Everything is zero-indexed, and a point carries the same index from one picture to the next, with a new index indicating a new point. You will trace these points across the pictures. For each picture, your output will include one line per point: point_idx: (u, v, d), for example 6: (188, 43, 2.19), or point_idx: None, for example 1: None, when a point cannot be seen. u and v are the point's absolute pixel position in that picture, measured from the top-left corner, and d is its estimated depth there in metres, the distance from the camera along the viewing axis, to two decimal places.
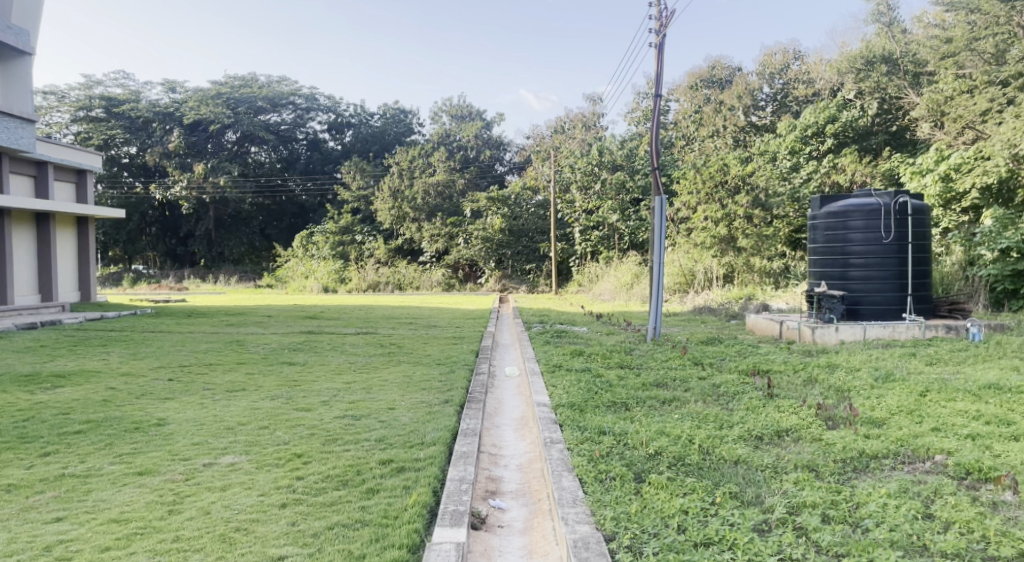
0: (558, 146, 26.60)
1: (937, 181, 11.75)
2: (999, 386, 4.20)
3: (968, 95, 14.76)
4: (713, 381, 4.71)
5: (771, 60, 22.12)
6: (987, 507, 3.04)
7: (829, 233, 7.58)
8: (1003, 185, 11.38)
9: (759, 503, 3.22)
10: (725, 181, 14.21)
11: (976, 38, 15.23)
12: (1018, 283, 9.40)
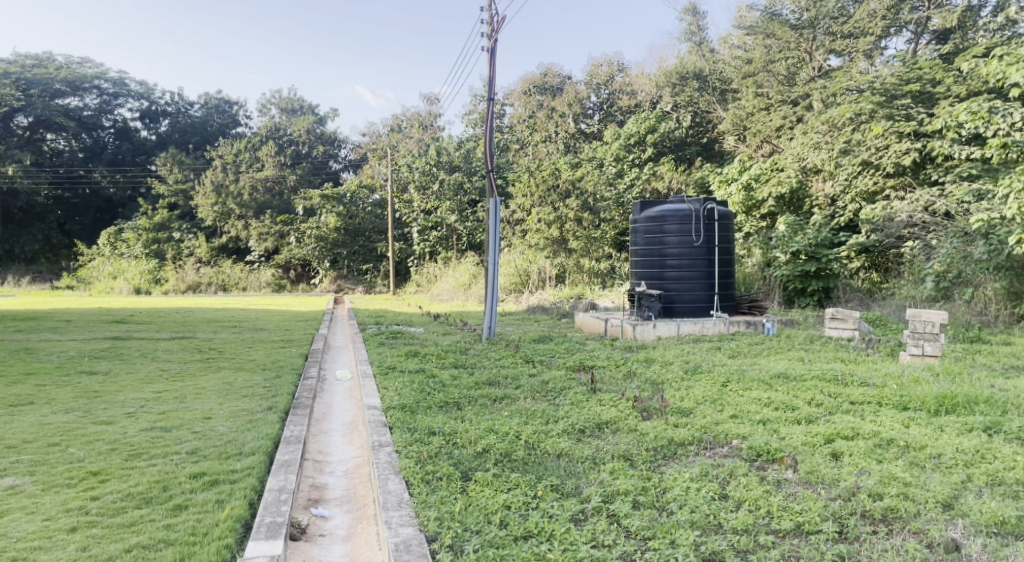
0: (396, 145, 26.58)
1: (740, 190, 12.76)
2: (788, 375, 4.69)
3: (765, 111, 16.47)
4: (542, 378, 4.87)
5: (597, 71, 22.89)
6: (772, 485, 3.39)
7: (647, 235, 8.08)
8: (794, 195, 12.52)
9: (577, 494, 3.37)
10: (557, 185, 14.88)
11: (772, 60, 17.02)
12: (806, 283, 10.53)
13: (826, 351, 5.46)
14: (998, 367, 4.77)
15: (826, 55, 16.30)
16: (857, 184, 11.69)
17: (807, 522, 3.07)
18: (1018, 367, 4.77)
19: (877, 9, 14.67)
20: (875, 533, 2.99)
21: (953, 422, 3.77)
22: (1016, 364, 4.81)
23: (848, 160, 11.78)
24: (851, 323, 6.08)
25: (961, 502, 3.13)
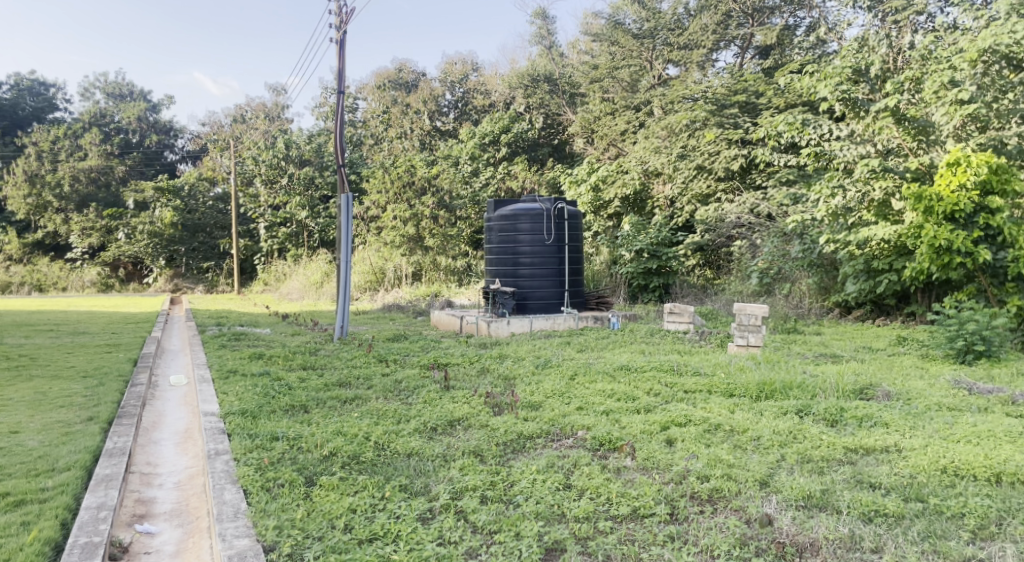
0: (238, 136, 25.39)
1: (588, 191, 13.59)
2: (630, 366, 4.94)
3: (611, 116, 17.16)
4: (396, 377, 4.83)
5: (451, 68, 22.55)
6: (613, 473, 3.55)
7: (501, 234, 8.22)
8: (638, 196, 13.52)
9: (425, 493, 3.36)
10: (412, 182, 14.93)
11: (616, 67, 17.58)
12: (648, 279, 11.26)
13: (665, 343, 5.82)
14: (808, 355, 5.31)
15: (664, 65, 17.19)
16: (693, 187, 12.50)
17: (642, 507, 3.23)
18: (825, 355, 5.32)
19: (708, 24, 16.00)
20: (702, 512, 3.21)
21: (771, 406, 4.13)
22: (824, 352, 5.38)
23: (684, 165, 12.57)
24: (686, 317, 6.48)
25: (776, 479, 3.44)
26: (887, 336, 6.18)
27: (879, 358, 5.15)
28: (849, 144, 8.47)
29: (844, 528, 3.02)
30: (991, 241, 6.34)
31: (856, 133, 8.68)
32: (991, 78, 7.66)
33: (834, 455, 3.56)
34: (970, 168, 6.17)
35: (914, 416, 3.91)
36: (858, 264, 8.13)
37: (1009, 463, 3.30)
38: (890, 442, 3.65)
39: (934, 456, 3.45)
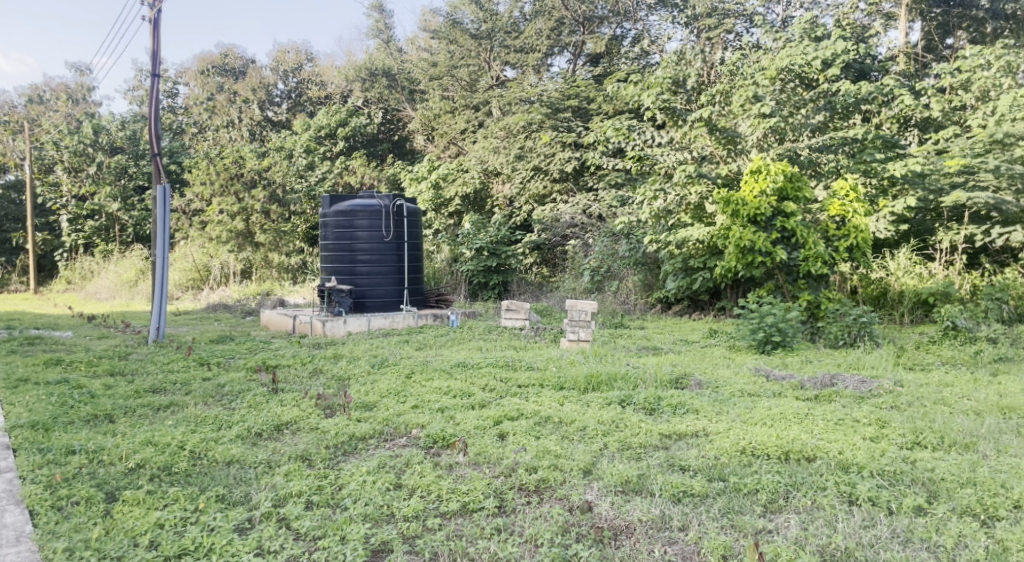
0: (34, 117, 22.59)
1: (429, 189, 13.82)
2: (466, 363, 5.01)
3: (450, 114, 17.43)
4: (218, 381, 4.59)
5: (283, 56, 21.19)
6: (444, 470, 3.56)
7: (337, 230, 8.02)
8: (477, 195, 14.01)
9: (245, 502, 3.18)
10: (241, 174, 13.91)
11: (455, 65, 18.04)
12: (488, 276, 11.48)
13: (501, 340, 5.95)
14: (632, 348, 5.63)
15: (502, 67, 17.61)
16: (531, 186, 12.98)
17: (471, 502, 3.26)
18: (647, 347, 5.68)
19: (542, 28, 16.42)
20: (529, 503, 3.29)
21: (597, 397, 4.35)
22: (646, 345, 5.73)
23: (522, 165, 13.11)
24: (523, 314, 6.67)
25: (598, 468, 3.60)
26: (701, 329, 6.71)
27: (694, 350, 5.60)
28: (668, 150, 9.04)
29: (656, 510, 3.22)
30: (787, 243, 6.87)
31: (676, 140, 9.26)
32: (786, 95, 8.78)
33: (650, 442, 3.80)
34: (770, 176, 6.67)
35: (720, 403, 4.27)
36: (678, 263, 8.73)
37: (796, 442, 3.69)
38: (700, 427, 3.95)
39: (736, 439, 3.77)
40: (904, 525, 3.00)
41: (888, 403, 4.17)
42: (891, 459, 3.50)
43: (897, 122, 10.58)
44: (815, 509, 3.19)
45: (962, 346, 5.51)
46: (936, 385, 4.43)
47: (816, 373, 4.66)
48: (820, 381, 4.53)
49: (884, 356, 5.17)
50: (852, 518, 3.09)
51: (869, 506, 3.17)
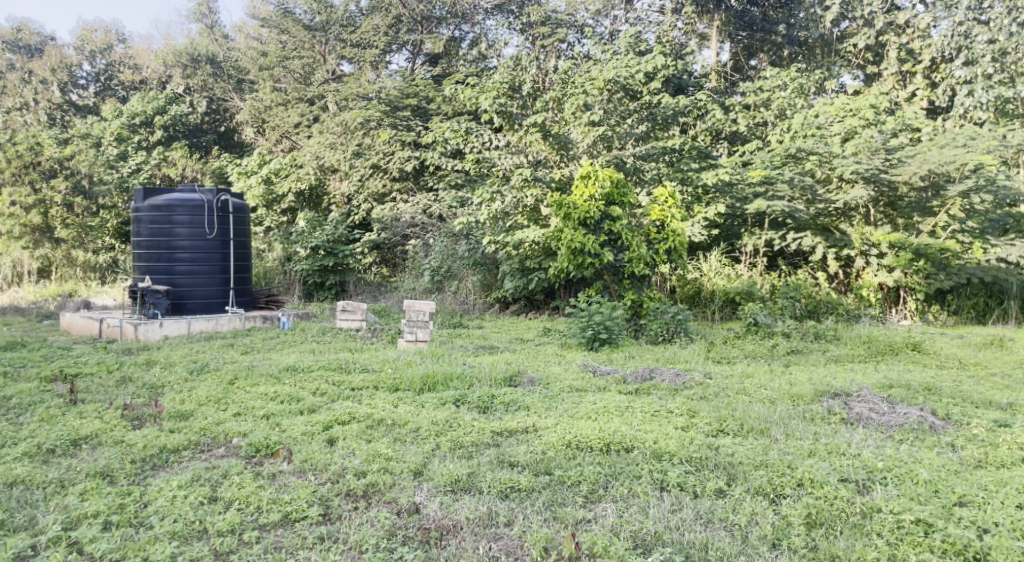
0: None
1: (260, 183, 13.28)
2: (296, 367, 4.87)
3: (283, 107, 16.64)
4: (2, 394, 4.12)
5: (89, 36, 19.47)
6: (266, 479, 3.40)
7: (152, 226, 7.50)
8: (313, 192, 13.58)
9: (30, 527, 2.85)
10: (37, 163, 12.30)
11: (286, 57, 17.35)
12: (324, 277, 11.31)
13: (336, 342, 5.83)
14: (469, 347, 5.71)
15: (338, 61, 17.19)
16: (369, 185, 12.80)
17: (294, 511, 3.13)
18: (483, 346, 5.79)
19: (380, 24, 16.10)
20: (355, 509, 3.21)
21: (431, 398, 4.37)
22: (482, 344, 5.83)
23: (360, 163, 12.87)
24: (359, 315, 6.60)
25: (429, 468, 3.59)
26: (535, 328, 6.92)
27: (528, 348, 5.75)
28: (504, 154, 9.22)
29: (483, 507, 3.26)
30: (613, 245, 7.20)
31: (513, 144, 9.59)
32: (612, 106, 9.34)
33: (481, 440, 3.86)
34: (598, 181, 6.97)
35: (549, 398, 4.43)
36: (514, 263, 9.00)
37: (616, 434, 3.90)
38: (528, 423, 4.07)
39: (562, 433, 3.92)
40: (706, 507, 3.26)
41: (698, 394, 4.52)
42: (698, 446, 3.79)
43: (710, 133, 11.53)
44: (630, 497, 3.37)
45: (762, 340, 6.08)
46: (737, 376, 4.86)
47: (637, 368, 4.95)
48: (641, 375, 4.82)
49: (697, 350, 5.60)
50: (662, 503, 3.30)
51: (678, 491, 3.41)
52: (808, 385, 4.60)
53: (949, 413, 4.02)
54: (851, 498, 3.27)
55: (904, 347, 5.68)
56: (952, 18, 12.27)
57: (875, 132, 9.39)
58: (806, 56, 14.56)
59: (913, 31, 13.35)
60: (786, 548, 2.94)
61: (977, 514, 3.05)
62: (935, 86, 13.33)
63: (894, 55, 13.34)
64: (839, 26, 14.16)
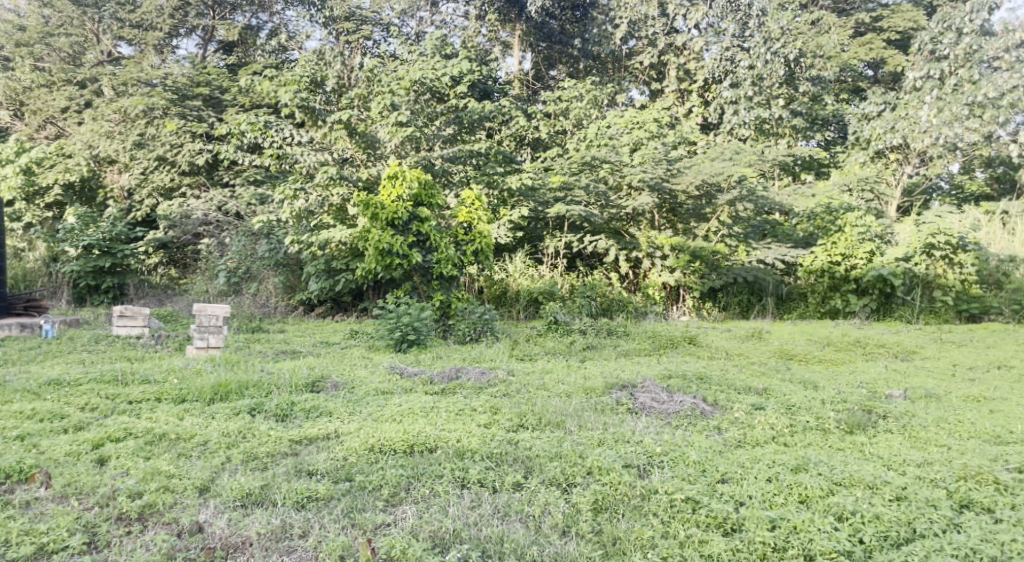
0: None
1: (17, 173, 11.83)
2: (60, 381, 4.38)
3: (47, 88, 14.58)
4: None
5: None
6: (18, 509, 3.00)
7: None
8: (85, 185, 12.48)
9: None
10: None
11: (49, 33, 15.30)
12: (98, 279, 10.23)
13: (111, 351, 5.36)
14: (268, 353, 5.51)
15: (114, 41, 15.72)
16: (153, 178, 11.96)
17: (51, 541, 2.77)
18: (285, 351, 5.60)
19: (165, 6, 14.90)
20: (128, 533, 2.93)
21: (223, 408, 4.16)
22: (283, 348, 5.65)
23: (143, 154, 11.91)
24: (140, 320, 6.14)
25: (217, 483, 3.37)
26: (342, 331, 6.81)
27: (333, 352, 5.65)
28: (308, 150, 8.85)
29: (276, 520, 3.11)
30: (422, 246, 7.24)
31: (315, 139, 9.21)
32: (420, 106, 9.53)
33: (277, 450, 3.71)
34: (405, 182, 6.96)
35: (354, 402, 4.37)
36: (320, 264, 8.83)
37: (420, 435, 3.93)
38: (331, 429, 3.98)
39: (365, 437, 3.88)
40: (503, 501, 3.35)
41: (501, 390, 4.67)
42: (499, 442, 3.92)
43: (514, 139, 12.30)
44: (431, 497, 3.39)
45: (561, 337, 6.41)
46: (539, 372, 5.09)
47: (445, 368, 5.02)
48: (448, 375, 4.89)
49: (501, 349, 5.78)
50: (462, 500, 3.35)
51: (478, 488, 3.48)
52: (601, 378, 4.92)
53: (716, 399, 4.48)
54: (633, 481, 3.52)
55: (682, 340, 6.25)
56: (720, 44, 13.85)
57: (659, 144, 10.16)
58: (599, 69, 15.54)
59: (688, 52, 14.77)
60: (574, 534, 3.11)
61: (736, 489, 3.42)
62: (707, 104, 14.91)
63: (673, 74, 14.84)
64: (626, 43, 15.44)
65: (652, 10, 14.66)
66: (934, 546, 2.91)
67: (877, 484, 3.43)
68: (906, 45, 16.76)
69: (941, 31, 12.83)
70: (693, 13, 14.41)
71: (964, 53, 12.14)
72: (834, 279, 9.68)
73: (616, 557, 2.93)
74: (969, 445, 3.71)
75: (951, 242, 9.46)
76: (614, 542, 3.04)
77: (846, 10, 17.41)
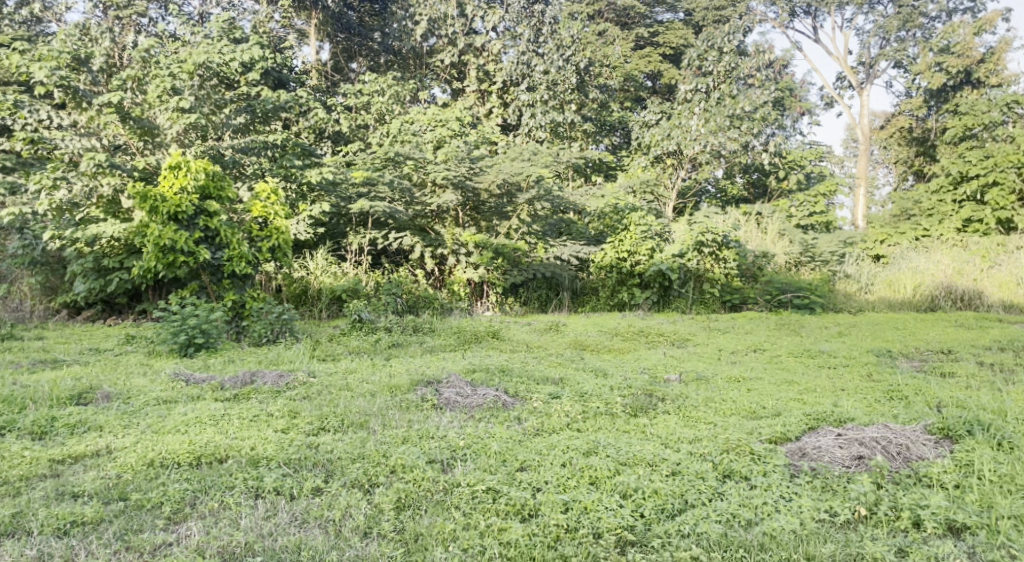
0: None
1: None
2: None
3: None
4: None
5: None
6: None
7: None
8: None
9: None
10: None
11: None
12: None
13: None
14: (22, 363, 4.95)
15: None
16: None
17: None
18: (43, 360, 5.06)
19: None
20: None
21: None
22: (42, 357, 5.11)
23: None
24: None
25: None
26: (116, 335, 6.29)
27: (104, 360, 5.21)
28: (72, 135, 8.06)
29: (31, 551, 2.73)
30: (211, 242, 6.81)
31: (79, 123, 8.41)
32: (206, 92, 9.09)
33: (34, 472, 3.31)
34: (189, 173, 6.53)
35: (130, 414, 4.05)
36: (87, 263, 8.03)
37: (208, 446, 3.68)
38: (101, 444, 3.64)
39: (142, 451, 3.58)
40: (301, 508, 3.22)
41: (301, 393, 4.54)
42: (297, 447, 3.77)
43: (313, 131, 11.91)
44: (221, 510, 3.17)
45: (365, 335, 6.30)
46: (342, 372, 5.00)
47: (239, 373, 4.81)
48: (240, 380, 4.70)
49: (301, 350, 5.63)
50: (256, 511, 3.17)
51: (273, 496, 3.31)
52: (406, 375, 4.93)
53: (516, 391, 4.66)
54: (435, 477, 3.54)
55: (485, 335, 6.42)
56: (517, 48, 14.39)
57: (460, 143, 10.29)
58: (400, 65, 15.60)
59: (487, 55, 15.07)
60: (376, 534, 3.05)
61: (533, 476, 3.56)
62: (505, 106, 15.32)
63: (474, 75, 15.02)
64: (427, 42, 15.36)
65: (451, 9, 14.74)
66: (703, 513, 3.21)
67: (656, 461, 3.72)
68: (678, 60, 19.12)
69: (706, 49, 14.27)
70: (491, 16, 14.66)
71: (725, 69, 13.75)
72: (621, 273, 10.19)
73: (418, 554, 2.91)
74: (730, 420, 4.16)
75: (717, 241, 10.14)
76: (417, 538, 3.02)
77: (628, 24, 19.17)
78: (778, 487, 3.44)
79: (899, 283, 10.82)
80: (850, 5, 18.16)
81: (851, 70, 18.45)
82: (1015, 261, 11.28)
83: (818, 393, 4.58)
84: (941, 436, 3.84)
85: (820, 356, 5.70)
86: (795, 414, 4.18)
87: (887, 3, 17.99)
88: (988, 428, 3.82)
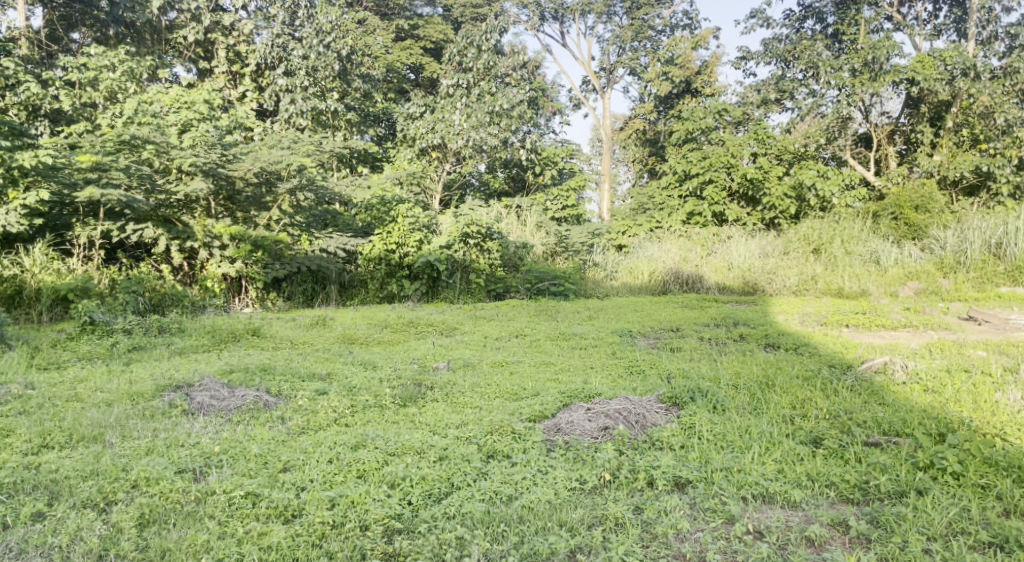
0: None
1: None
2: None
3: None
4: None
5: None
6: None
7: None
8: None
9: None
10: None
11: None
12: None
13: None
14: None
15: None
16: None
17: None
18: None
19: None
20: None
21: None
22: None
23: None
24: None
25: None
26: None
27: None
28: None
29: None
30: None
31: None
32: None
33: None
34: None
35: None
36: None
37: None
38: None
39: None
40: (18, 537, 2.81)
41: (15, 408, 3.99)
42: (12, 470, 3.28)
43: (25, 108, 10.54)
44: None
45: (99, 339, 5.70)
46: (69, 382, 4.50)
47: None
48: None
49: (16, 359, 4.96)
50: None
51: None
52: (150, 380, 4.54)
53: (280, 389, 4.49)
54: (185, 486, 3.23)
55: (244, 333, 6.12)
56: (271, 30, 13.67)
57: (209, 127, 9.54)
58: (134, 39, 13.45)
59: (238, 34, 14.32)
60: (113, 557, 2.75)
61: (297, 476, 3.39)
62: (261, 91, 14.72)
63: (223, 55, 14.14)
64: (166, 14, 13.91)
65: None
66: (467, 494, 3.30)
67: (424, 448, 3.73)
68: (438, 54, 19.70)
69: (465, 45, 15.23)
70: None
71: (483, 67, 14.83)
72: (391, 265, 10.14)
73: None
74: (494, 403, 4.36)
75: (482, 232, 10.58)
76: (161, 555, 2.77)
77: (388, 15, 19.42)
78: (536, 461, 3.62)
79: (637, 270, 11.92)
80: (592, 13, 19.82)
81: (594, 75, 20.12)
82: (728, 249, 12.40)
83: (570, 372, 4.98)
84: (671, 404, 4.36)
85: (573, 338, 6.17)
86: (551, 393, 4.49)
87: (621, 15, 19.88)
88: (706, 394, 4.41)
